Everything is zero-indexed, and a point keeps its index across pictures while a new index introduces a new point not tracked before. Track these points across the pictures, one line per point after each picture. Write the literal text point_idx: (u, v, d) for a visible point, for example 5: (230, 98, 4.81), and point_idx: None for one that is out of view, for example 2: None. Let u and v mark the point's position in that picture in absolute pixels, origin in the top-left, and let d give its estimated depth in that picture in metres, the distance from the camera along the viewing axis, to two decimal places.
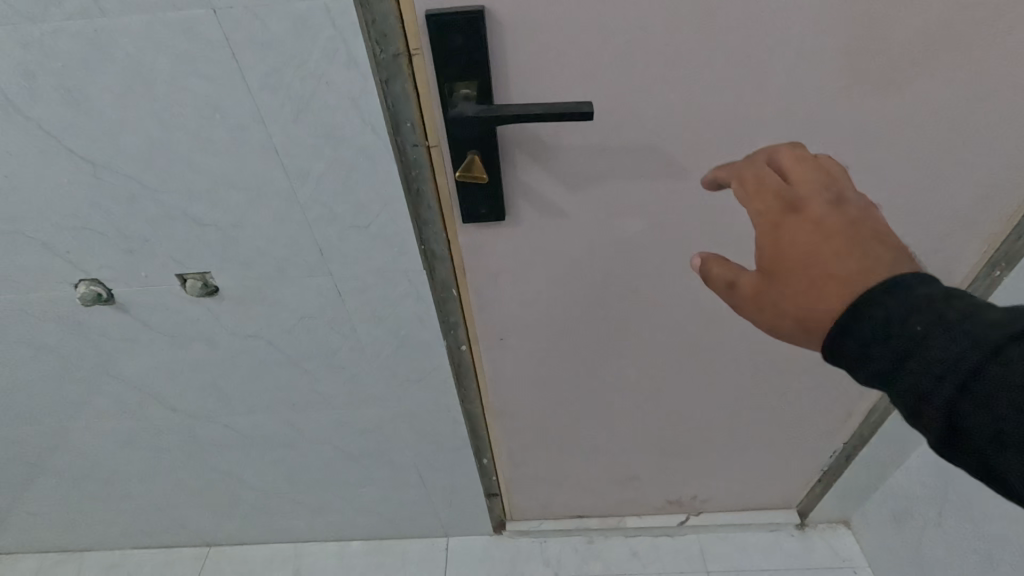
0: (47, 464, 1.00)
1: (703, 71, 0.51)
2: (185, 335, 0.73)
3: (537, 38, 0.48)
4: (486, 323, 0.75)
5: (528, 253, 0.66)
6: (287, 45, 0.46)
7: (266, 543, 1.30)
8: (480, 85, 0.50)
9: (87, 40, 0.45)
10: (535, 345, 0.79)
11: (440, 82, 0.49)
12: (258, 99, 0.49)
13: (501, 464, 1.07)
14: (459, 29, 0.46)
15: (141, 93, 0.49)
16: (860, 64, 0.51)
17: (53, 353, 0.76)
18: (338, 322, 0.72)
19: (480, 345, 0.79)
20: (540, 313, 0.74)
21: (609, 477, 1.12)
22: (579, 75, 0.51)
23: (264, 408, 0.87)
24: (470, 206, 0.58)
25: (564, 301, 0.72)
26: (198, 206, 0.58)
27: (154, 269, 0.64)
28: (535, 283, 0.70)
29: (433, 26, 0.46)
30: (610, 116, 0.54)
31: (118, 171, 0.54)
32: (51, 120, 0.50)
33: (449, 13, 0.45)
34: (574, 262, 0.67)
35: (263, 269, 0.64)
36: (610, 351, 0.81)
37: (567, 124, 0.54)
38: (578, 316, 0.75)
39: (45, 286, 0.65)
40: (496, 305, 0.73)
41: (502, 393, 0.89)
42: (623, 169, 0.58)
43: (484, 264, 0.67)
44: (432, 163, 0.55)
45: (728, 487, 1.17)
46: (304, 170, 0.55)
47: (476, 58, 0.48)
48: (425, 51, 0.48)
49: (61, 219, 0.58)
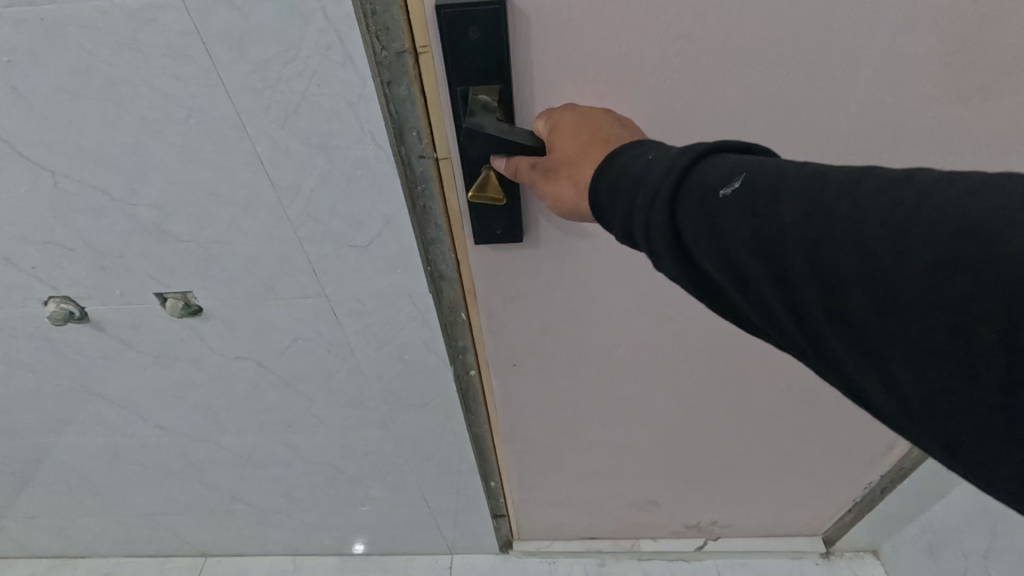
0: (32, 477, 0.95)
1: (769, 77, 0.42)
2: (170, 355, 0.67)
3: (573, 36, 0.40)
4: (499, 349, 0.68)
5: (548, 276, 0.59)
6: (272, 41, 0.39)
7: (263, 555, 1.25)
8: (502, 92, 0.42)
9: (31, 31, 0.38)
10: (552, 371, 0.72)
11: (453, 85, 0.42)
12: (239, 102, 0.42)
13: (510, 487, 1.01)
14: (477, 24, 0.39)
15: (102, 93, 0.41)
16: (969, 75, 0.41)
17: (29, 370, 0.70)
18: (336, 345, 0.65)
19: (491, 370, 0.72)
20: (558, 340, 0.67)
21: (625, 502, 1.05)
22: (617, 81, 0.43)
23: (257, 428, 0.81)
24: (485, 227, 0.51)
25: (585, 327, 0.65)
26: (177, 220, 0.51)
27: (131, 287, 0.57)
28: (555, 308, 0.62)
29: (446, 19, 0.39)
30: (652, 127, 0.45)
31: (83, 180, 0.47)
32: (1, 122, 0.43)
33: (467, 4, 0.38)
34: (600, 285, 0.60)
35: (252, 288, 0.57)
36: (633, 377, 0.74)
37: None
38: (601, 343, 0.68)
39: (13, 303, 0.59)
40: (509, 330, 0.65)
41: (514, 419, 0.82)
42: None
43: (497, 287, 0.60)
44: (441, 177, 0.48)
45: (751, 514, 1.10)
46: (295, 182, 0.47)
47: (496, 58, 0.40)
48: (434, 48, 0.41)
49: (23, 232, 0.52)
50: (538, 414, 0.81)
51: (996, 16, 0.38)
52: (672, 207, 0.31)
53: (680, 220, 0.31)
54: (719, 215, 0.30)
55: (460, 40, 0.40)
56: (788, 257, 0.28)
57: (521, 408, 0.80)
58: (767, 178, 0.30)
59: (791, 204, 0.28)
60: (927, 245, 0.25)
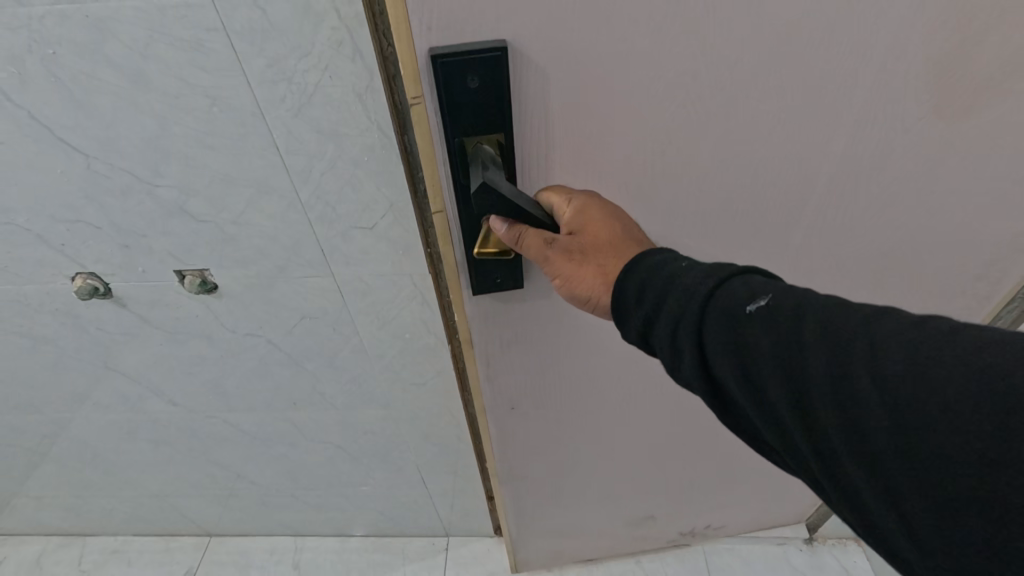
0: (48, 452, 0.99)
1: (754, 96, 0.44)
2: (185, 332, 0.71)
3: (573, 67, 0.41)
4: (496, 394, 0.71)
5: (541, 321, 0.61)
6: (291, 38, 0.43)
7: (265, 535, 1.29)
8: (501, 140, 0.44)
9: (76, 26, 0.42)
10: (549, 409, 0.76)
11: (448, 136, 0.43)
12: (259, 92, 0.46)
13: (505, 522, 1.03)
14: (475, 71, 0.39)
15: (135, 81, 0.46)
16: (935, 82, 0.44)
17: (51, 346, 0.74)
18: (341, 324, 0.69)
19: (489, 414, 0.75)
20: (551, 378, 0.70)
21: (622, 520, 1.08)
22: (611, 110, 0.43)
23: (264, 405, 0.85)
24: (483, 273, 0.53)
25: (577, 363, 0.69)
26: (197, 201, 0.55)
27: (152, 265, 0.62)
28: (548, 349, 0.66)
29: (443, 68, 0.39)
30: (645, 151, 0.46)
31: (113, 164, 0.52)
32: (43, 109, 0.48)
33: (465, 53, 0.39)
34: (589, 323, 0.63)
35: (264, 268, 0.62)
36: (623, 404, 0.77)
37: (596, 165, 0.47)
38: (590, 374, 0.71)
39: (41, 278, 0.64)
40: (505, 373, 0.68)
41: (510, 454, 0.84)
42: (657, 208, 0.51)
43: (493, 333, 0.62)
44: (437, 224, 0.49)
45: (740, 513, 1.14)
46: (306, 168, 0.52)
47: (496, 100, 0.41)
48: (428, 100, 0.41)
49: (55, 212, 0.56)
50: (534, 450, 0.84)
51: (958, 28, 0.41)
52: (702, 309, 0.34)
53: (706, 323, 0.34)
54: (744, 324, 0.33)
55: (458, 87, 0.40)
56: (806, 372, 0.30)
57: (517, 445, 0.82)
58: (800, 301, 0.32)
59: (815, 326, 0.31)
60: (941, 392, 0.27)
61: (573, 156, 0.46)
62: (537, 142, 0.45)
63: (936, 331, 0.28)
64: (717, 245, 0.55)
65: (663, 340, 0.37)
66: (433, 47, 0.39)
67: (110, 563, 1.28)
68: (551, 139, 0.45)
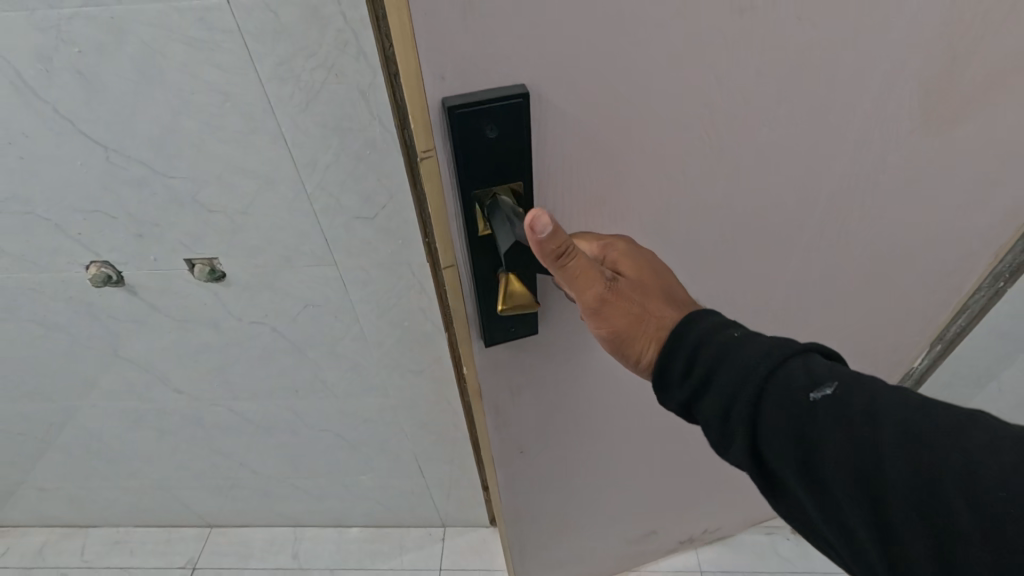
0: (56, 439, 1.02)
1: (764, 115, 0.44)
2: (192, 320, 0.74)
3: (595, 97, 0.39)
4: (506, 436, 0.69)
5: (550, 359, 0.61)
6: (300, 39, 0.46)
7: (265, 526, 1.32)
8: (517, 187, 0.42)
9: (101, 26, 0.46)
10: (558, 445, 0.75)
11: (461, 187, 0.41)
12: (269, 89, 0.50)
13: (512, 558, 1.01)
14: (493, 121, 0.38)
15: (153, 78, 0.49)
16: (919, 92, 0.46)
17: (64, 332, 0.77)
18: (343, 312, 0.73)
19: (499, 458, 0.73)
20: (559, 416, 0.70)
21: (626, 540, 1.08)
22: (630, 138, 0.42)
23: (267, 393, 0.88)
24: (497, 323, 0.51)
25: (583, 396, 0.69)
26: (208, 192, 0.58)
27: (163, 253, 0.65)
28: (555, 388, 0.65)
29: (456, 118, 0.37)
30: (660, 176, 0.46)
31: (130, 156, 0.55)
32: (66, 103, 0.51)
33: (486, 102, 0.37)
34: (595, 356, 0.63)
35: (270, 257, 0.65)
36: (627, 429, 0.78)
37: (612, 194, 0.46)
38: (595, 405, 0.71)
39: (57, 266, 0.67)
40: (515, 415, 0.67)
41: (517, 496, 0.82)
42: (669, 230, 0.50)
43: (503, 378, 0.60)
44: (448, 277, 0.47)
45: (734, 514, 1.16)
46: (312, 161, 0.55)
47: (516, 148, 0.40)
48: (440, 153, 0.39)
49: (73, 201, 0.59)
50: (541, 488, 0.83)
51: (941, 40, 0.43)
52: (759, 390, 0.38)
53: (762, 401, 0.38)
54: (798, 409, 0.37)
55: (475, 139, 0.38)
56: (853, 458, 0.35)
57: (525, 485, 0.81)
58: (849, 383, 0.37)
59: (865, 418, 0.35)
60: (977, 496, 0.31)
61: (591, 187, 0.45)
62: (556, 175, 0.43)
63: (981, 437, 0.32)
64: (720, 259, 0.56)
65: (715, 413, 0.41)
66: (448, 97, 0.36)
67: (113, 553, 1.31)
68: (570, 172, 0.43)
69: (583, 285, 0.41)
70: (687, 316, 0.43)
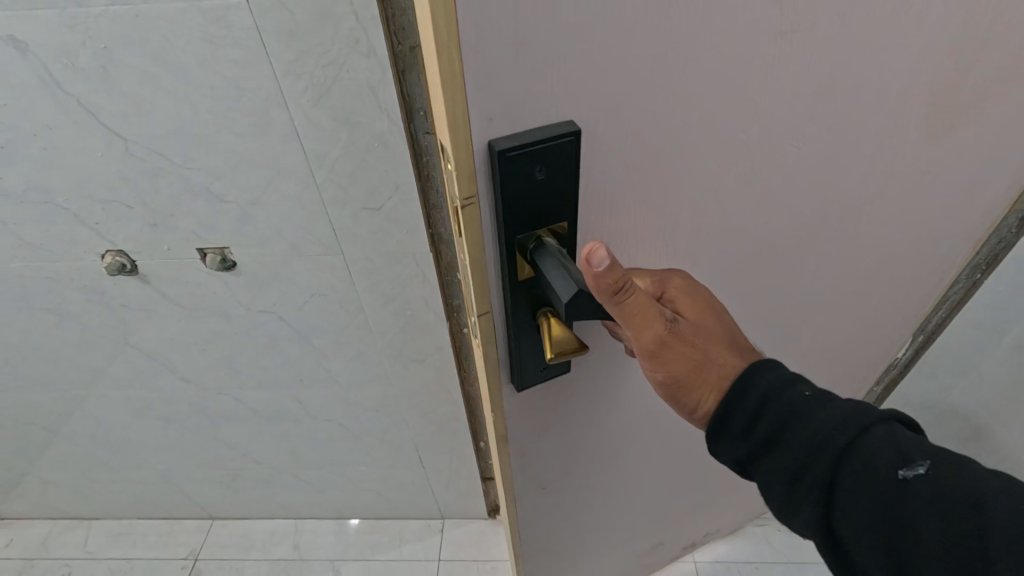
0: (63, 429, 1.04)
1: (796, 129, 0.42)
2: (202, 309, 0.77)
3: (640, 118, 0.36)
4: (529, 479, 0.64)
5: (575, 395, 0.57)
6: (314, 37, 0.49)
7: (267, 518, 1.34)
8: (560, 227, 0.40)
9: (125, 24, 0.49)
10: (578, 480, 0.70)
11: (501, 232, 0.38)
12: (283, 84, 0.53)
13: None
14: (542, 160, 0.35)
15: (173, 73, 0.52)
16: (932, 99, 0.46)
17: (77, 321, 0.80)
18: (348, 301, 0.75)
19: (520, 503, 0.67)
20: (580, 450, 0.65)
21: (637, 558, 1.04)
22: (670, 159, 0.40)
23: (273, 382, 0.91)
24: (532, 369, 0.48)
25: (605, 426, 0.64)
26: (221, 183, 0.61)
27: (176, 243, 0.68)
28: (579, 423, 0.61)
29: (501, 159, 0.34)
30: (694, 197, 0.43)
31: (148, 147, 0.58)
32: (89, 97, 0.54)
33: (539, 141, 0.34)
34: (619, 384, 0.59)
35: (279, 246, 0.68)
36: (644, 450, 0.74)
37: (647, 220, 0.43)
38: (615, 433, 0.67)
39: (73, 255, 0.69)
40: (538, 458, 0.62)
41: (536, 538, 0.76)
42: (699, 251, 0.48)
43: (528, 422, 0.56)
44: (481, 326, 0.43)
45: (734, 514, 1.16)
46: (322, 153, 0.58)
47: (562, 186, 0.37)
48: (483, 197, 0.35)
49: (92, 191, 0.62)
50: (561, 524, 0.77)
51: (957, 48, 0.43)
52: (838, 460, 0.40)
53: (841, 471, 0.40)
54: (880, 481, 0.38)
55: (523, 180, 0.35)
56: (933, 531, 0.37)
57: (543, 526, 0.75)
58: (941, 465, 0.38)
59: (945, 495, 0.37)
60: None
61: (630, 214, 0.42)
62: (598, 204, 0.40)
63: None
64: (740, 275, 0.54)
65: (785, 477, 0.41)
66: (495, 139, 0.34)
67: (115, 544, 1.33)
68: (610, 199, 0.40)
69: (646, 326, 0.40)
70: (751, 365, 0.43)
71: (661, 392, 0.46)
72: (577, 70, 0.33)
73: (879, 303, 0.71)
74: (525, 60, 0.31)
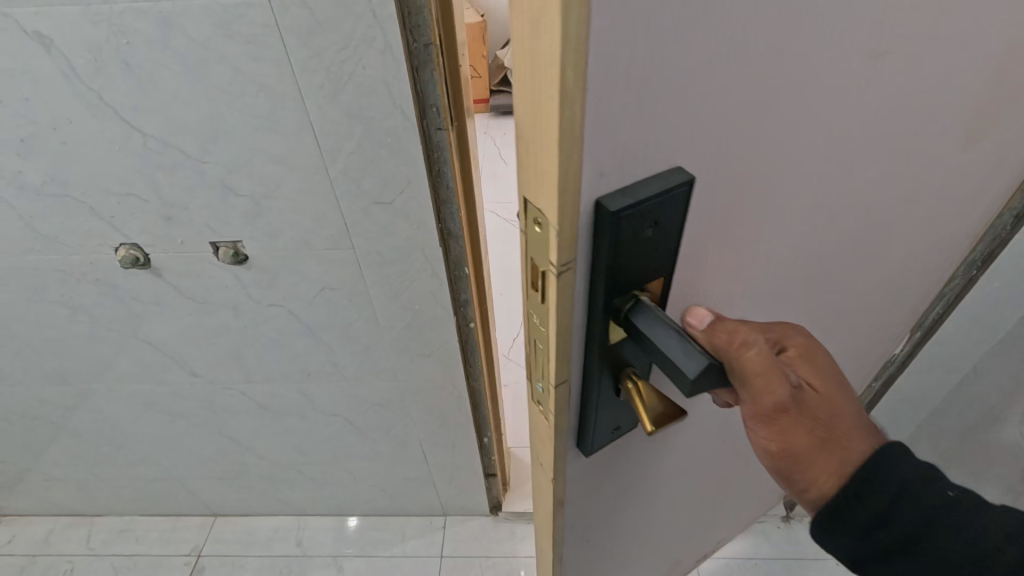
0: (70, 423, 1.05)
1: (852, 144, 0.39)
2: (213, 302, 0.78)
3: (714, 148, 0.31)
4: (574, 539, 0.57)
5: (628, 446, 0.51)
6: (333, 34, 0.51)
7: (270, 515, 1.35)
8: (654, 284, 0.36)
9: (149, 20, 0.50)
10: (616, 528, 0.63)
11: (592, 293, 0.33)
12: (300, 80, 0.54)
13: None
14: (651, 218, 0.31)
15: (193, 68, 0.53)
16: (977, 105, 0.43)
17: (88, 314, 0.81)
18: (357, 295, 0.77)
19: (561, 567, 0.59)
20: (621, 498, 0.58)
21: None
22: (738, 189, 0.35)
23: (280, 376, 0.92)
24: (605, 429, 0.43)
25: (646, 467, 0.57)
26: (236, 176, 0.62)
27: (190, 236, 0.69)
28: (624, 470, 0.54)
29: (612, 221, 0.29)
30: (751, 225, 0.39)
31: (165, 141, 0.59)
32: (110, 91, 0.55)
33: (654, 197, 0.30)
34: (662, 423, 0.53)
35: (291, 239, 0.69)
36: (677, 483, 0.68)
37: (709, 254, 0.39)
38: (654, 473, 0.60)
39: (88, 248, 0.71)
40: (584, 517, 0.55)
41: None
42: (750, 280, 0.44)
43: (582, 482, 0.50)
44: (557, 393, 0.38)
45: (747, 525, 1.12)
46: (336, 147, 0.59)
47: (662, 242, 0.33)
48: (579, 259, 0.31)
49: (109, 185, 0.64)
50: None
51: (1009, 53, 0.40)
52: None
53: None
54: None
55: (630, 239, 0.31)
56: None
57: None
58: None
59: None
60: None
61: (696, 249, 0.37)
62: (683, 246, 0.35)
63: None
64: (780, 300, 0.50)
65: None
66: (601, 193, 0.29)
67: (118, 541, 1.33)
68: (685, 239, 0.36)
69: (760, 389, 0.37)
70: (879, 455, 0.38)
71: (766, 467, 0.42)
72: (680, 106, 0.28)
73: (892, 310, 0.68)
74: (646, 102, 0.27)
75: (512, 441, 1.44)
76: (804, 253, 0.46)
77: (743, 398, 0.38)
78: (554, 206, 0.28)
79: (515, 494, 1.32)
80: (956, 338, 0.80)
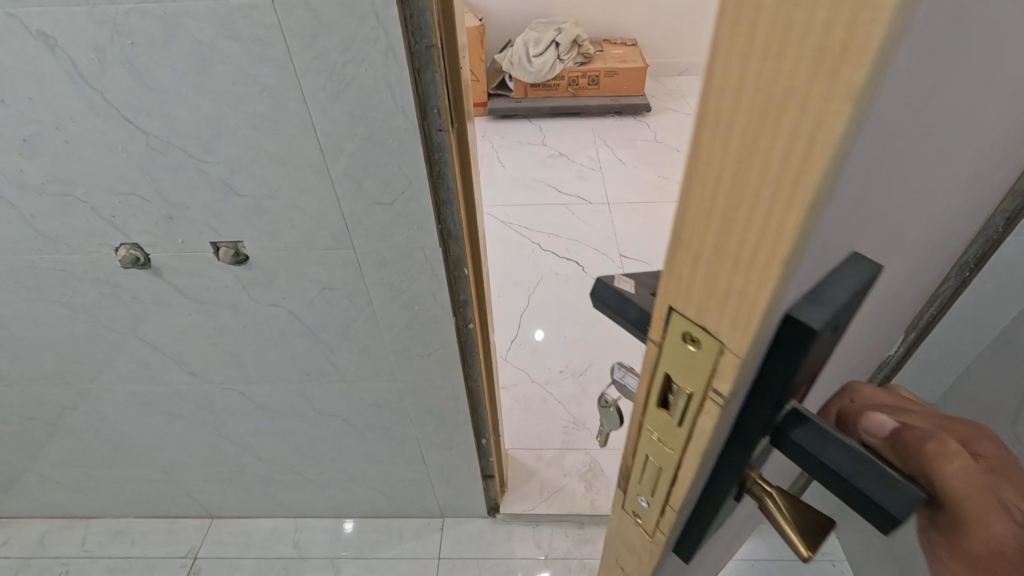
0: (67, 424, 1.05)
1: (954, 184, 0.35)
2: (213, 302, 0.79)
3: (867, 216, 0.26)
4: None
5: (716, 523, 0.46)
6: (335, 36, 0.51)
7: (267, 516, 1.35)
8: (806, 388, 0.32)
9: (153, 20, 0.51)
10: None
11: (753, 400, 0.30)
12: (303, 80, 0.55)
13: None
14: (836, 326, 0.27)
15: (197, 69, 0.54)
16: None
17: (87, 314, 0.81)
18: (357, 296, 0.77)
19: None
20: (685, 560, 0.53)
21: None
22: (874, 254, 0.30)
23: (279, 377, 0.92)
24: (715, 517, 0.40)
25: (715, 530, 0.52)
26: (238, 176, 0.63)
27: (191, 236, 0.69)
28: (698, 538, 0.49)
29: (808, 335, 0.25)
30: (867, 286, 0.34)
31: (168, 141, 0.60)
32: (113, 91, 0.56)
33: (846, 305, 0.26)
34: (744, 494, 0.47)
35: (291, 240, 0.70)
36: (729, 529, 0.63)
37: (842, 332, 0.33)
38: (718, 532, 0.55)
39: (89, 247, 0.71)
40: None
41: None
42: (845, 338, 0.39)
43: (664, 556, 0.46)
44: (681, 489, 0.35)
45: None
46: (338, 148, 0.60)
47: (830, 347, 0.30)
48: (751, 369, 0.27)
49: (111, 184, 0.64)
50: None
51: None
52: None
53: None
54: None
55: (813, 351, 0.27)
56: None
57: None
58: None
59: None
60: None
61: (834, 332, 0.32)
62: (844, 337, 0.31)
63: None
64: (855, 346, 0.46)
65: None
66: (795, 303, 0.25)
67: (114, 543, 1.32)
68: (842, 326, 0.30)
69: (947, 509, 0.32)
70: None
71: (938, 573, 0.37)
72: (866, 184, 0.23)
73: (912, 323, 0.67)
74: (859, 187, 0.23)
75: (509, 442, 1.44)
76: (886, 301, 0.43)
77: (953, 536, 0.33)
78: (752, 319, 0.24)
79: (512, 496, 1.32)
80: (950, 338, 0.81)
